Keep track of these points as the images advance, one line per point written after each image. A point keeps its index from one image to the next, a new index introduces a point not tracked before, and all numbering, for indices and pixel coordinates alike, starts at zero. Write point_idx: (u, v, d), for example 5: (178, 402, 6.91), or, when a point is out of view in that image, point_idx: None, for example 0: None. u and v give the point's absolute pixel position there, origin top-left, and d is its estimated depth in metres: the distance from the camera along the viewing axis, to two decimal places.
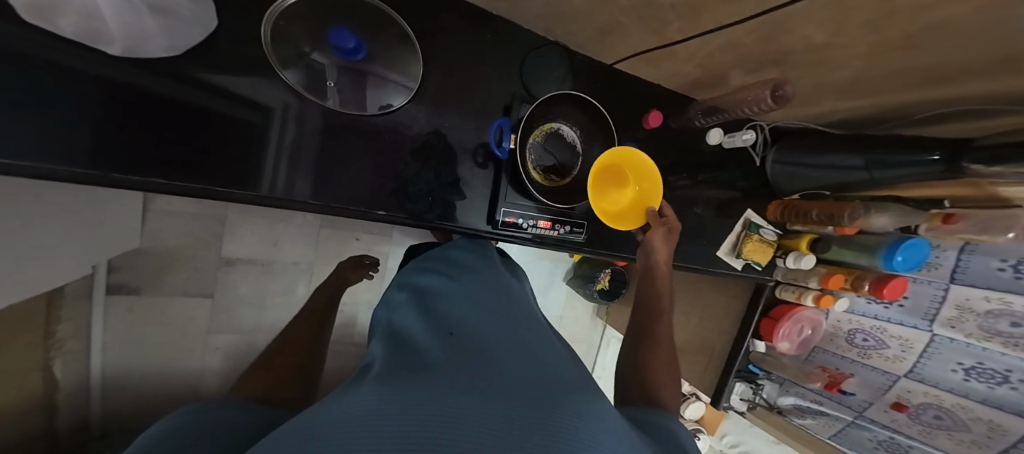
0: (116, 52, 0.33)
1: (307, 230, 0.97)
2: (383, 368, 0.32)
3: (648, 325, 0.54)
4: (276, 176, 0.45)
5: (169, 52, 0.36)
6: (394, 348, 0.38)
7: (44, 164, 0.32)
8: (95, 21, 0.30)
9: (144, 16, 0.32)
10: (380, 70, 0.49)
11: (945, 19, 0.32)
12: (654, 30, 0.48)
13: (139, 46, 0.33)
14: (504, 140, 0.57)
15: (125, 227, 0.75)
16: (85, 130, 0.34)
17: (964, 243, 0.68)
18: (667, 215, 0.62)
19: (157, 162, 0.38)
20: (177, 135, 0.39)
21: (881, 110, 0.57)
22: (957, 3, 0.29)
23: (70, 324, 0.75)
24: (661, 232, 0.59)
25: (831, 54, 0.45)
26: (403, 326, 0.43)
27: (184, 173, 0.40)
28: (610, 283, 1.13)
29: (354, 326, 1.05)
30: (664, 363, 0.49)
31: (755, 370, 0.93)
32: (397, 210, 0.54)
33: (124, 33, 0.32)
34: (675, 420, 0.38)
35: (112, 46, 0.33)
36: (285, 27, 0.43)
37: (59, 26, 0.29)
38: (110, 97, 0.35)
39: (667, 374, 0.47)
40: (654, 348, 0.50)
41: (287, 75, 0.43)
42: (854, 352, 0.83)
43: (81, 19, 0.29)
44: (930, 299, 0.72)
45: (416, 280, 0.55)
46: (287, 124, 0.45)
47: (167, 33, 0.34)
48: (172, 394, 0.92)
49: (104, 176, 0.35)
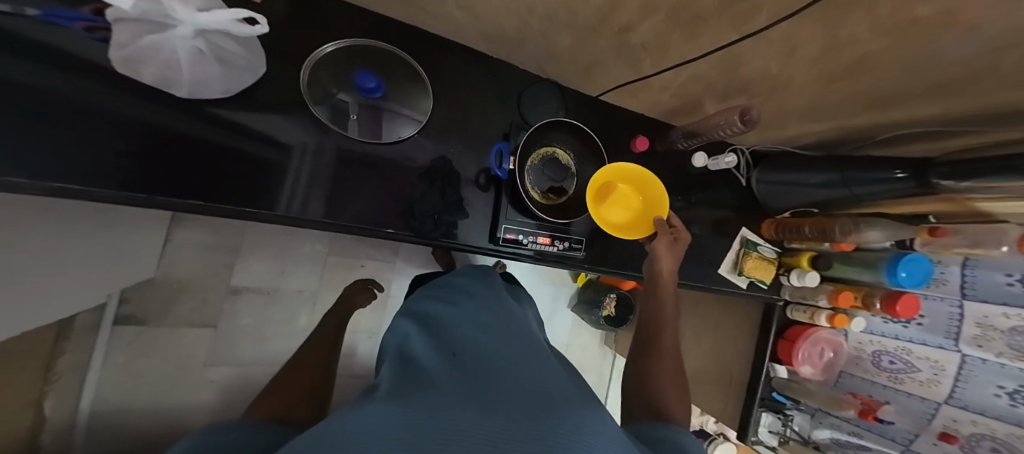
0: (182, 95, 0.42)
1: (313, 258, 0.99)
2: (390, 387, 0.32)
3: (650, 330, 0.55)
4: (294, 198, 0.50)
5: (224, 95, 0.45)
6: (401, 368, 0.38)
7: (105, 188, 0.38)
8: (170, 68, 0.39)
9: (208, 63, 0.41)
10: (394, 106, 0.56)
11: (859, 48, 0.39)
12: (630, 66, 0.56)
13: (199, 88, 0.42)
14: (504, 162, 0.61)
15: (143, 255, 0.79)
16: (141, 161, 0.41)
17: (964, 258, 0.67)
18: (676, 226, 0.63)
19: (196, 188, 0.44)
20: (217, 166, 0.45)
21: (845, 132, 0.63)
22: (859, 36, 0.37)
23: (75, 354, 0.75)
24: (666, 237, 0.60)
25: (780, 83, 0.52)
26: (409, 350, 0.44)
27: (217, 195, 0.45)
28: (616, 310, 1.09)
29: (352, 358, 1.01)
30: (671, 371, 0.50)
31: (781, 398, 0.86)
32: (404, 228, 0.57)
33: (188, 75, 0.40)
34: (688, 437, 0.37)
35: (179, 89, 0.41)
36: (318, 72, 0.51)
37: (141, 74, 0.39)
38: (151, 133, 0.41)
39: (673, 386, 0.48)
40: (662, 356, 0.52)
41: (317, 110, 0.51)
42: (884, 377, 0.76)
43: (161, 66, 0.38)
44: (947, 317, 0.69)
45: (422, 308, 0.57)
46: (307, 148, 0.51)
47: (223, 77, 0.43)
48: (153, 440, 0.86)
49: (151, 199, 0.41)
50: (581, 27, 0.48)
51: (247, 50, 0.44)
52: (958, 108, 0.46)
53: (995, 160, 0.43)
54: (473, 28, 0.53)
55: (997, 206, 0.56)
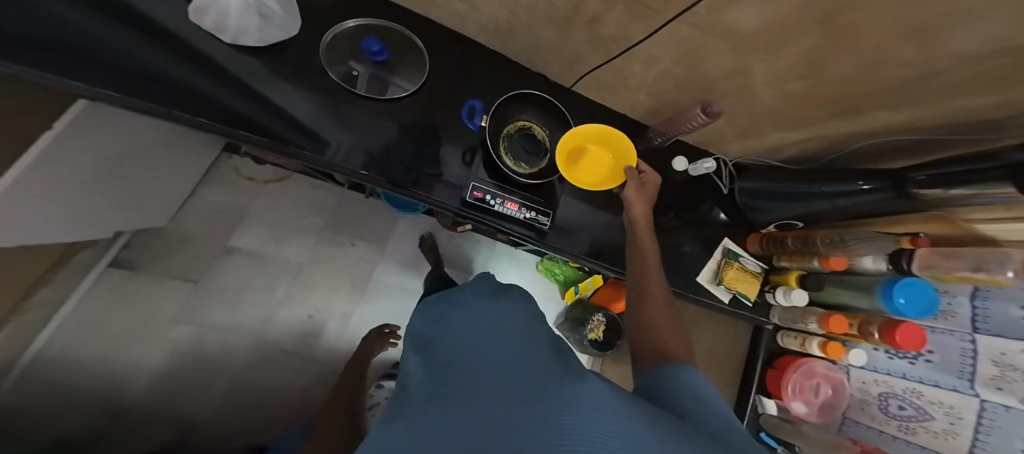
0: (227, 40, 0.53)
1: (309, 230, 1.03)
2: (393, 426, 0.32)
3: (641, 281, 0.53)
4: (338, 151, 0.58)
5: (259, 45, 0.54)
6: (404, 403, 0.39)
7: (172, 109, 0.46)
8: (222, 14, 0.49)
9: (250, 14, 0.51)
10: (393, 75, 0.63)
11: (791, 42, 0.44)
12: (607, 62, 0.62)
13: (240, 35, 0.52)
14: (475, 117, 0.67)
15: (162, 199, 0.87)
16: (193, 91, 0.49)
17: (974, 288, 0.57)
18: (644, 170, 0.64)
19: (233, 116, 0.51)
20: (248, 105, 0.53)
21: (823, 145, 0.65)
22: (784, 29, 0.41)
23: (63, 284, 0.80)
24: (634, 182, 0.61)
25: (743, 82, 0.56)
26: (411, 380, 0.45)
27: (259, 129, 0.52)
28: (603, 334, 1.03)
29: (318, 337, 0.99)
30: (665, 316, 0.47)
31: (771, 441, 0.83)
32: (377, 172, 0.60)
33: (233, 21, 0.50)
34: (700, 375, 0.35)
35: (226, 35, 0.52)
36: (335, 42, 0.60)
37: (202, 19, 0.50)
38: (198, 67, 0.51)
39: (672, 329, 0.45)
40: (653, 301, 0.50)
41: (332, 72, 0.59)
42: (894, 425, 0.66)
43: (220, 15, 0.50)
44: (960, 353, 0.58)
45: (424, 330, 0.57)
46: (314, 95, 0.58)
47: (259, 29, 0.53)
48: (95, 387, 0.84)
49: (174, 113, 0.46)
50: (560, 22, 0.56)
51: (285, 12, 0.55)
52: (924, 115, 0.48)
53: (964, 163, 0.43)
54: (470, 16, 0.62)
55: (989, 226, 0.53)
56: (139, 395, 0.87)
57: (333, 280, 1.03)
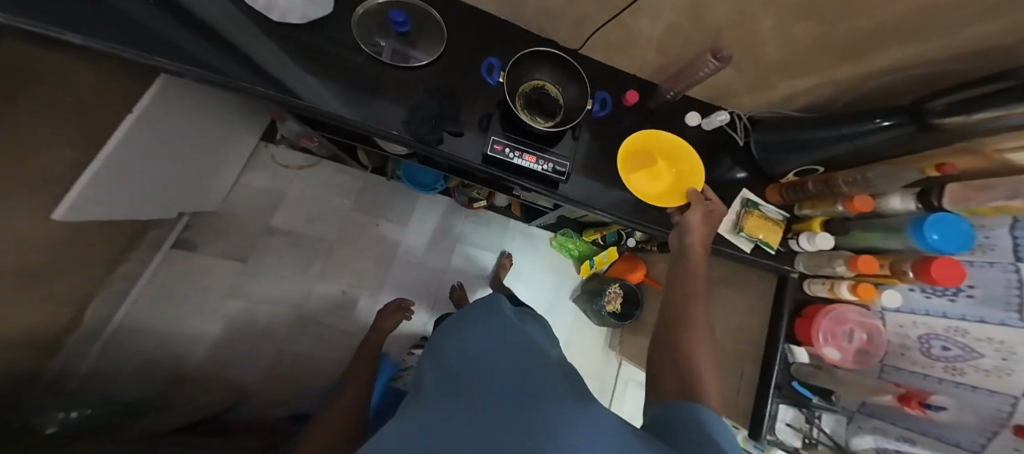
0: (276, 19, 0.61)
1: (339, 212, 1.10)
2: (403, 420, 0.33)
3: (677, 303, 0.51)
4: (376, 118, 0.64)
5: (303, 21, 0.63)
6: (416, 400, 0.39)
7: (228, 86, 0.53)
8: None
9: None
10: (417, 50, 0.69)
11: None
12: (615, 21, 0.66)
13: (286, 12, 0.61)
14: (493, 73, 0.72)
15: (213, 184, 0.96)
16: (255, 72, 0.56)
17: (1012, 218, 0.51)
18: (712, 198, 0.68)
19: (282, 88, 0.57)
20: (303, 83, 0.60)
21: (834, 88, 0.66)
22: None
23: (133, 263, 0.88)
24: (700, 205, 0.66)
25: (750, 29, 0.59)
26: (422, 381, 0.45)
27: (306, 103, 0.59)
28: (621, 306, 1.06)
29: (352, 310, 1.05)
30: (704, 352, 0.45)
31: (805, 391, 0.76)
32: (405, 130, 0.65)
33: None
34: (717, 420, 0.34)
35: (275, 14, 0.61)
36: (365, 21, 0.68)
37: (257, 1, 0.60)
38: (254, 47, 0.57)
39: (703, 363, 0.43)
40: (690, 329, 0.47)
41: (364, 46, 0.66)
42: (940, 367, 0.60)
43: None
44: (1004, 285, 0.51)
45: (435, 341, 0.58)
46: (349, 66, 0.65)
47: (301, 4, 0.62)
48: (159, 359, 0.91)
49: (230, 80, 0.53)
50: None
51: None
52: (930, 51, 0.48)
53: (987, 86, 0.41)
54: None
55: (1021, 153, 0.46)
56: (197, 366, 0.94)
57: (363, 257, 1.09)
